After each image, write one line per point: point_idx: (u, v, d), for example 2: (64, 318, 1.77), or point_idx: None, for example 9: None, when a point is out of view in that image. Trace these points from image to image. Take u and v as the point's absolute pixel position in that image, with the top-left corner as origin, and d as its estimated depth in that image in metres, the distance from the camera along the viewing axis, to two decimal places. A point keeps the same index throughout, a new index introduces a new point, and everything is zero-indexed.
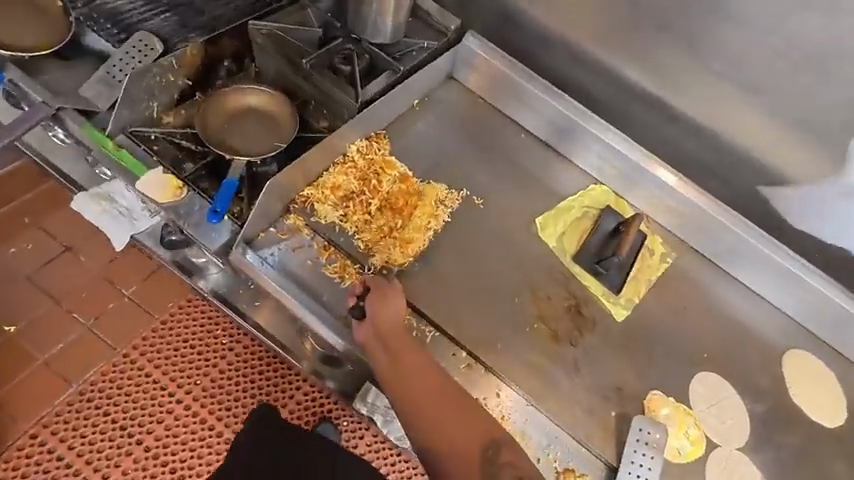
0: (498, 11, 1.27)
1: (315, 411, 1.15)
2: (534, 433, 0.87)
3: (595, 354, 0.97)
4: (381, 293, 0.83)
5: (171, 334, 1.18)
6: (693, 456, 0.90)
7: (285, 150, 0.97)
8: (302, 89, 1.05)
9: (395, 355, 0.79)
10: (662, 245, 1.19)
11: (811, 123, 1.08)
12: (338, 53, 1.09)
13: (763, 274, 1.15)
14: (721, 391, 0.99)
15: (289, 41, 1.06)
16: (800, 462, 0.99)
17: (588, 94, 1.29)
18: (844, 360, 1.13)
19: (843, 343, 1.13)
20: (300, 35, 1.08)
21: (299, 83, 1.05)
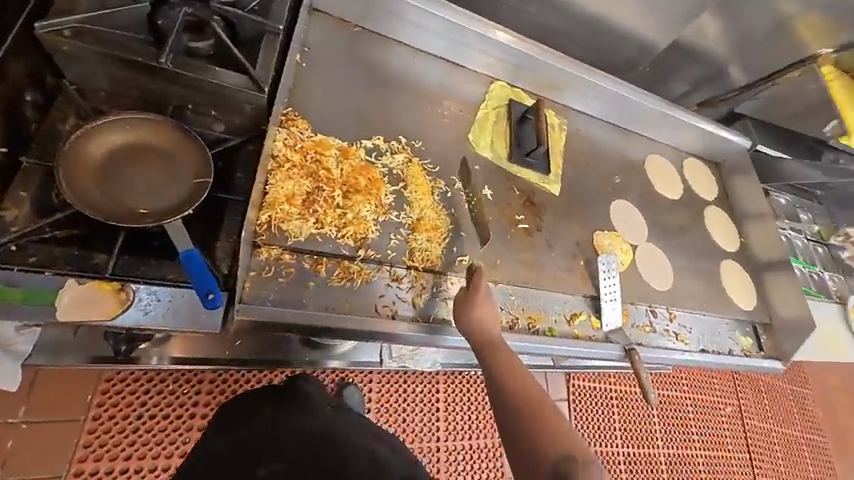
0: None
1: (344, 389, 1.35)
2: (546, 308, 1.12)
3: (554, 227, 1.21)
4: (472, 301, 0.90)
5: (121, 419, 1.09)
6: (630, 261, 1.29)
7: (212, 191, 0.81)
8: (168, 95, 0.81)
9: (492, 358, 0.87)
10: (556, 116, 1.42)
11: None
12: (184, 29, 0.81)
13: (618, 107, 1.51)
14: (625, 209, 1.39)
15: (107, 34, 0.74)
16: (677, 226, 1.48)
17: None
18: (663, 147, 1.66)
19: (659, 135, 1.65)
20: (116, 19, 0.76)
21: (165, 88, 0.79)
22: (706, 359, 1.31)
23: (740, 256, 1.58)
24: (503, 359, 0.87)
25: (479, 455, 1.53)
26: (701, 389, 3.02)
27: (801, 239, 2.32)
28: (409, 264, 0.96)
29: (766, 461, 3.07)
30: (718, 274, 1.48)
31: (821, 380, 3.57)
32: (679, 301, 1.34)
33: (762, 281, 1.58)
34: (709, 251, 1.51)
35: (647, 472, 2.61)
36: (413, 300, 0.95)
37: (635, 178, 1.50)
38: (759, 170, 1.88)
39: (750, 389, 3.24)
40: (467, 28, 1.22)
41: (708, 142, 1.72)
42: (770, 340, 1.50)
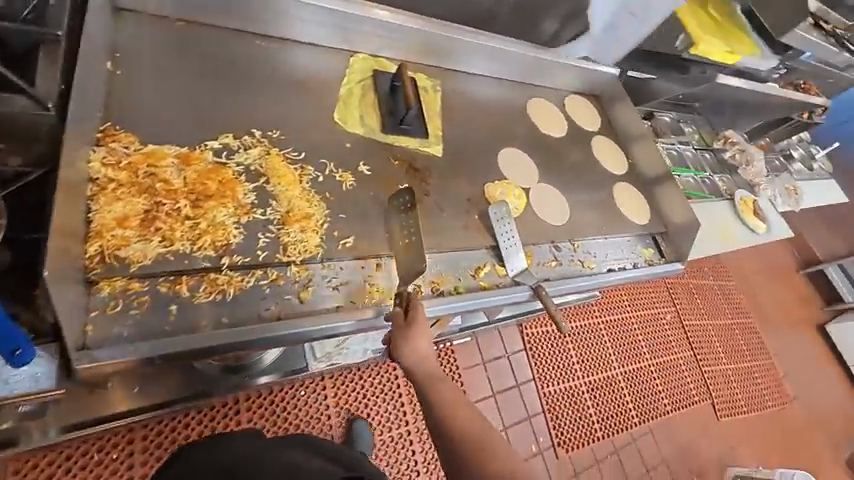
0: None
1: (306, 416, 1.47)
2: (448, 268, 1.12)
3: (442, 189, 1.20)
4: (410, 330, 0.90)
5: None
6: (524, 204, 1.32)
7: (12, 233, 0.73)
8: None
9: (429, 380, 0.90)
10: (427, 78, 1.40)
11: None
12: None
13: (490, 59, 1.50)
14: (512, 156, 1.42)
15: None
16: (564, 162, 1.54)
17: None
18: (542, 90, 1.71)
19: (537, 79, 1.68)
20: None
21: None
22: (614, 277, 1.39)
23: (628, 177, 1.69)
24: (446, 390, 0.90)
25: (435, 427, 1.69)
26: (641, 307, 3.27)
27: (689, 151, 2.53)
28: (287, 260, 0.90)
29: (709, 353, 3.41)
30: (610, 198, 1.57)
31: (738, 271, 4.01)
32: (578, 232, 1.41)
33: (652, 195, 1.70)
34: (599, 178, 1.59)
35: (611, 393, 2.79)
36: (299, 296, 0.90)
37: (518, 125, 1.53)
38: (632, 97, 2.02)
39: (683, 294, 3.57)
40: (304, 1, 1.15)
41: (583, 77, 1.79)
42: (668, 247, 1.62)
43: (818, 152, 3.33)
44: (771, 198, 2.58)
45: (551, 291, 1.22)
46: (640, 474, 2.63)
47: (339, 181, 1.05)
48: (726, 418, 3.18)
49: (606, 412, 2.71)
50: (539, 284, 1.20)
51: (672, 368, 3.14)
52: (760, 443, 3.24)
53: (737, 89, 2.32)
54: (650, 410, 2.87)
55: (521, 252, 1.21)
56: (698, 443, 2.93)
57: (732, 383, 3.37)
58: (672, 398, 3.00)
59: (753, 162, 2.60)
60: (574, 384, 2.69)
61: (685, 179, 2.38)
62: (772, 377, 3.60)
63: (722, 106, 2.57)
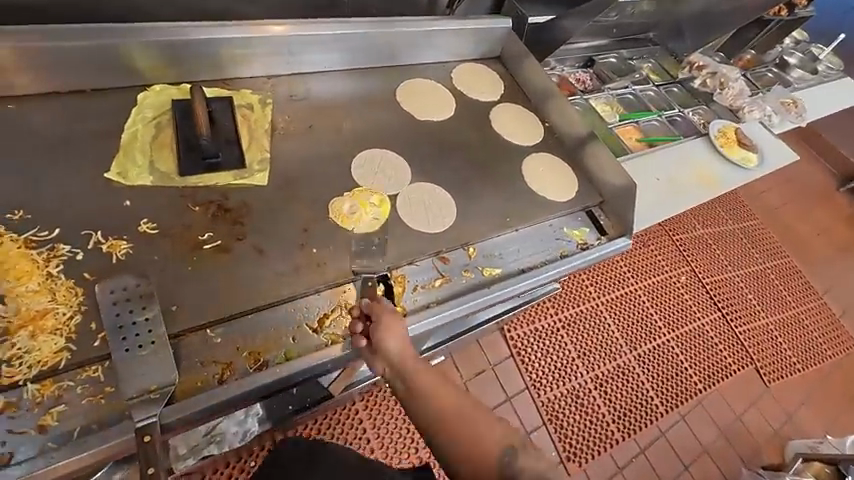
0: None
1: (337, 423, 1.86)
2: (275, 330, 0.86)
3: (266, 226, 0.96)
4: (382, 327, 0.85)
5: None
6: (386, 211, 1.09)
7: None
8: None
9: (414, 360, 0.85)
10: (254, 93, 1.17)
11: None
12: None
13: (330, 53, 1.25)
14: (374, 157, 1.17)
15: None
16: (453, 150, 1.27)
17: (46, 13, 1.09)
18: (421, 68, 1.43)
19: (410, 59, 1.41)
20: None
21: None
22: (528, 279, 1.08)
23: (544, 147, 1.38)
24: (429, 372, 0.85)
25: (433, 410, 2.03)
26: (646, 274, 2.85)
27: (650, 89, 2.14)
28: (11, 382, 0.70)
29: (741, 308, 2.93)
30: (518, 179, 1.27)
31: (761, 206, 3.48)
32: (472, 233, 1.12)
33: (579, 161, 1.38)
34: (500, 158, 1.30)
35: (626, 383, 2.40)
36: (37, 426, 0.69)
37: (385, 120, 1.26)
38: (540, 53, 1.70)
39: (697, 248, 3.11)
40: (51, 44, 0.95)
41: (472, 39, 1.48)
42: (610, 220, 1.28)
43: (822, 50, 2.78)
44: (762, 121, 2.14)
45: (427, 320, 0.95)
46: (677, 472, 2.24)
47: (105, 253, 0.83)
48: (779, 381, 2.68)
49: (622, 406, 2.33)
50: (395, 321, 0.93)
51: (698, 337, 2.70)
52: (830, 404, 2.71)
53: (685, 4, 1.92)
54: (678, 393, 2.45)
55: (379, 246, 1.02)
56: (746, 420, 2.48)
57: (778, 338, 2.86)
58: (703, 372, 2.56)
59: (731, 83, 2.17)
60: (577, 382, 2.33)
61: (647, 124, 1.99)
62: (827, 321, 3.05)
63: (679, 28, 2.15)
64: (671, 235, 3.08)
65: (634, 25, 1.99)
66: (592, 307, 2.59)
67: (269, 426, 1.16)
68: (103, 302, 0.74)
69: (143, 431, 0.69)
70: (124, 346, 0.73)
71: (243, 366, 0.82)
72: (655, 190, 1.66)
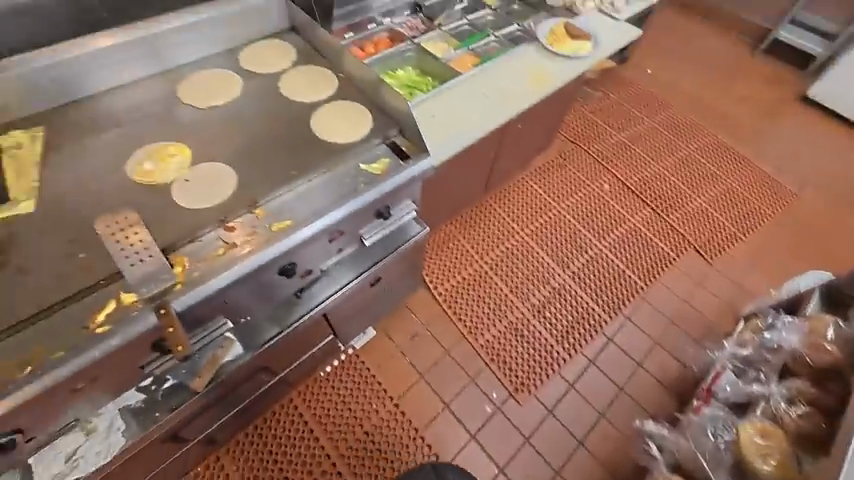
0: None
1: (302, 404, 2.00)
2: (45, 340, 0.89)
3: (34, 248, 0.99)
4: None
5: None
6: (187, 155, 1.19)
7: None
8: None
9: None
10: (25, 132, 1.19)
11: None
12: None
13: (87, 72, 1.25)
14: (192, 180, 1.13)
15: None
16: (237, 121, 1.29)
17: None
18: (219, 62, 1.46)
19: (200, 63, 1.44)
20: None
21: None
22: (320, 223, 1.12)
23: (339, 94, 1.39)
24: None
25: (358, 387, 2.07)
26: (568, 193, 2.85)
27: (488, 15, 2.17)
28: None
29: (671, 196, 2.91)
30: (308, 132, 1.27)
31: (669, 95, 3.48)
32: (256, 194, 1.14)
33: (376, 97, 1.37)
34: (289, 120, 1.30)
35: (563, 302, 2.40)
36: None
37: (171, 119, 1.29)
38: None
39: (615, 153, 3.10)
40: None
41: (253, 21, 1.51)
42: (411, 142, 1.29)
43: None
44: (600, 8, 2.13)
45: (228, 277, 1.02)
46: (632, 370, 2.22)
47: None
48: (720, 254, 2.66)
49: (565, 325, 2.32)
50: (168, 299, 0.96)
51: (630, 237, 2.69)
52: (781, 260, 2.67)
53: None
54: (619, 294, 2.45)
55: (193, 181, 1.13)
56: (692, 301, 2.47)
57: (713, 213, 2.84)
58: (640, 268, 2.56)
59: None
60: (515, 314, 2.33)
61: (485, 48, 2.00)
62: (762, 182, 3.01)
63: None
64: (584, 150, 3.09)
65: None
66: (517, 239, 2.60)
67: (133, 411, 1.22)
68: None
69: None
70: None
71: (17, 376, 0.85)
72: (489, 103, 1.63)
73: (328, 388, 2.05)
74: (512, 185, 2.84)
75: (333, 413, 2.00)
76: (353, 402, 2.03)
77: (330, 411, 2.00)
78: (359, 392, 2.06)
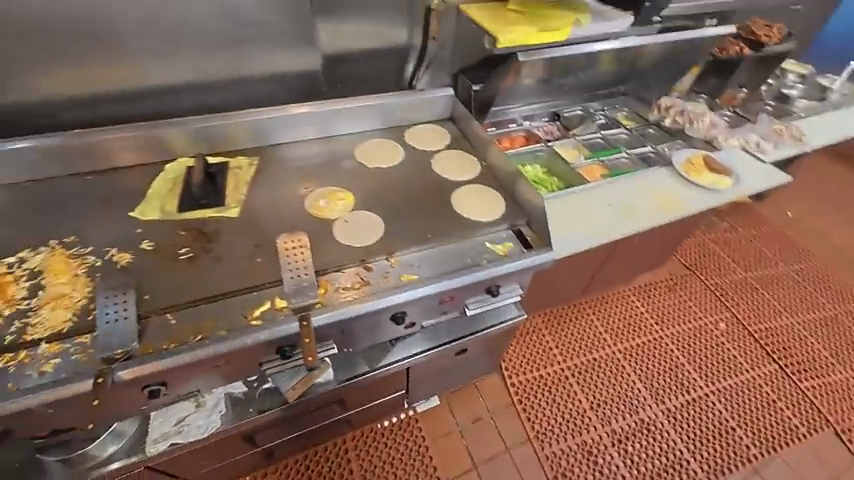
0: None
1: (353, 450, 2.01)
2: (214, 319, 1.11)
3: (228, 244, 1.27)
4: None
5: None
6: (350, 200, 1.45)
7: None
8: None
9: None
10: (246, 159, 1.58)
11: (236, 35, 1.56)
12: None
13: (275, 127, 1.63)
14: (351, 222, 1.37)
15: None
16: (394, 182, 1.55)
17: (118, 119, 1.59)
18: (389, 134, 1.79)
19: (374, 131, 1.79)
20: None
21: None
22: (442, 285, 1.24)
23: (479, 179, 1.59)
24: None
25: (409, 454, 2.01)
26: (674, 321, 2.64)
27: (623, 134, 2.28)
28: (30, 340, 1.01)
29: (803, 360, 2.51)
30: (447, 204, 1.46)
31: (811, 246, 3.14)
32: (394, 246, 1.31)
33: (511, 188, 1.54)
34: (434, 190, 1.52)
35: (651, 441, 2.12)
36: (41, 369, 0.98)
37: (344, 170, 1.60)
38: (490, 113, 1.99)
39: (736, 293, 2.84)
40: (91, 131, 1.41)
41: (423, 107, 1.84)
42: (535, 234, 1.40)
43: (830, 82, 2.74)
44: (745, 147, 2.12)
45: (361, 307, 1.17)
46: None
47: (114, 261, 1.19)
48: None
49: (649, 469, 2.03)
50: (309, 313, 1.13)
51: (745, 392, 2.34)
52: None
53: (634, 59, 2.16)
54: (723, 456, 2.09)
55: (350, 222, 1.37)
56: None
57: None
58: (754, 434, 2.18)
59: (701, 117, 2.21)
60: (592, 435, 2.12)
61: (615, 162, 2.11)
62: None
63: (644, 79, 2.38)
64: (699, 280, 2.88)
65: (589, 80, 2.26)
66: (608, 353, 2.44)
67: (233, 400, 1.37)
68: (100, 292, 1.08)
69: (98, 375, 0.95)
70: (105, 320, 1.03)
71: (188, 341, 1.06)
72: (614, 212, 1.69)
73: (381, 442, 2.04)
74: (611, 295, 2.74)
75: (379, 471, 1.96)
76: (401, 467, 1.97)
77: (376, 468, 1.96)
78: (407, 461, 1.99)
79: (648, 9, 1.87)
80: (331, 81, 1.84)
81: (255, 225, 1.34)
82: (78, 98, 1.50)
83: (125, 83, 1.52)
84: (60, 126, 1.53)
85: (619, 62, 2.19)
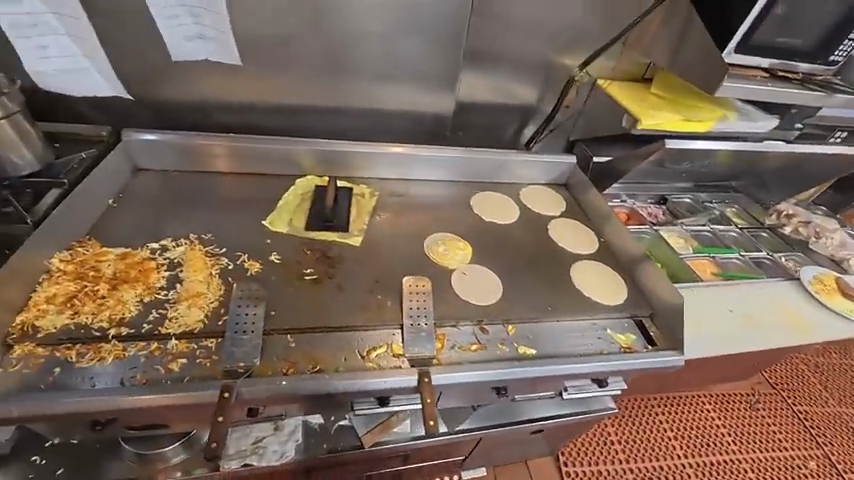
0: (153, 108, 1.57)
1: None
2: (332, 351, 1.08)
3: (349, 272, 1.27)
4: None
5: None
6: (468, 251, 1.43)
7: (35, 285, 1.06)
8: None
9: None
10: (368, 187, 1.60)
11: (386, 72, 1.63)
12: (8, 198, 1.17)
13: (401, 163, 1.65)
14: (468, 276, 1.34)
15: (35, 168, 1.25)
16: (511, 242, 1.50)
17: (259, 127, 1.69)
18: (504, 188, 1.75)
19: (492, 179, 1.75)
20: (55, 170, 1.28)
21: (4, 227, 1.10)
22: (563, 367, 1.15)
23: (597, 256, 1.52)
24: None
25: None
26: (754, 445, 2.35)
27: (733, 231, 2.16)
28: (164, 333, 1.02)
29: None
30: (565, 278, 1.41)
31: None
32: (513, 313, 1.26)
33: (630, 273, 1.48)
34: (551, 260, 1.46)
35: None
36: (168, 366, 0.97)
37: (460, 218, 1.57)
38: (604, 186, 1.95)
39: (829, 429, 2.50)
40: (238, 139, 1.50)
41: (542, 169, 1.78)
42: (661, 332, 1.30)
43: None
44: None
45: (475, 377, 1.08)
46: None
47: (246, 267, 1.21)
48: None
49: None
50: (429, 368, 1.07)
51: None
52: None
53: (761, 161, 2.07)
54: None
55: (469, 275, 1.34)
56: None
57: None
58: None
59: (831, 233, 2.12)
60: None
61: (727, 261, 1.98)
62: None
63: (762, 180, 2.27)
64: (785, 403, 2.58)
65: (705, 172, 2.19)
66: (675, 464, 2.20)
67: (309, 432, 1.32)
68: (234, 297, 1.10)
69: (223, 388, 0.93)
70: (236, 329, 1.04)
71: (306, 370, 1.02)
72: (731, 318, 1.57)
73: None
74: (683, 397, 2.51)
75: None
76: None
77: None
78: None
79: (792, 116, 1.80)
80: (455, 127, 1.88)
81: (375, 258, 1.33)
82: (237, 104, 1.61)
83: (281, 99, 1.63)
84: (212, 125, 1.65)
85: (740, 160, 2.12)
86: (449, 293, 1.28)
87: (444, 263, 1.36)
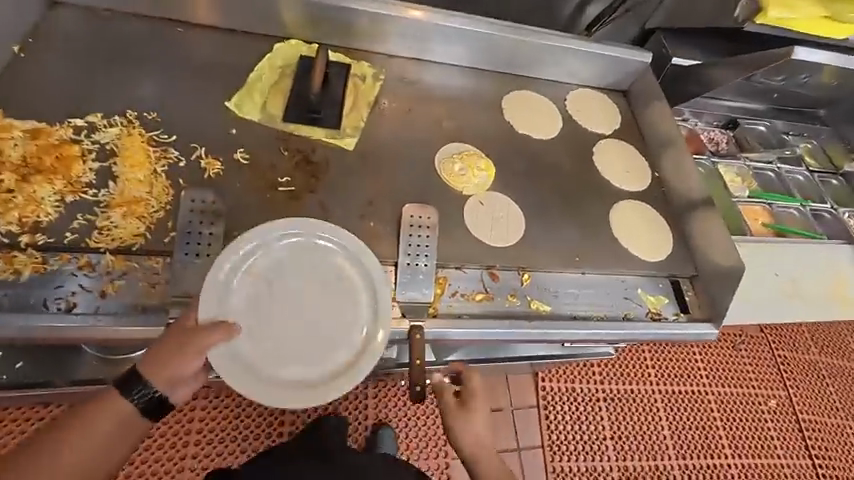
0: None
1: None
2: None
3: (337, 187, 1.00)
4: None
5: None
6: (490, 174, 1.13)
7: None
8: None
9: None
10: (371, 67, 1.19)
11: None
12: None
13: (419, 36, 1.20)
14: (486, 207, 1.07)
15: None
16: (545, 165, 1.19)
17: None
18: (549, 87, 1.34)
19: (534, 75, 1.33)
20: None
21: None
22: (579, 332, 0.97)
23: (645, 196, 1.23)
24: None
25: None
26: (727, 382, 2.39)
27: (800, 175, 1.82)
28: (94, 247, 0.80)
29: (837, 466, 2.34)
30: (603, 221, 1.15)
31: None
32: (532, 258, 1.04)
33: (679, 221, 1.22)
34: (589, 194, 1.18)
35: None
36: (103, 289, 0.79)
37: (487, 125, 1.22)
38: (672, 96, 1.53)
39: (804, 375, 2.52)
40: None
41: (604, 70, 1.36)
42: (698, 297, 1.11)
43: None
44: None
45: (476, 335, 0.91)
46: None
47: (202, 167, 0.93)
48: None
49: None
50: (423, 320, 0.90)
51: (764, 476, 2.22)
52: None
53: None
54: None
55: (486, 206, 1.07)
56: None
57: None
58: None
59: None
60: (602, 462, 2.05)
61: (783, 211, 1.70)
62: None
63: None
64: (773, 347, 2.54)
65: (800, 94, 1.72)
66: (647, 390, 2.25)
67: None
68: (184, 207, 0.85)
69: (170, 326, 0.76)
70: (186, 250, 0.82)
71: None
72: (772, 281, 1.38)
73: None
74: None
75: None
76: None
77: None
78: None
79: None
80: None
81: (372, 171, 1.04)
82: None
83: None
84: None
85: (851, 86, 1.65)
86: (459, 226, 1.04)
87: (457, 186, 1.08)
